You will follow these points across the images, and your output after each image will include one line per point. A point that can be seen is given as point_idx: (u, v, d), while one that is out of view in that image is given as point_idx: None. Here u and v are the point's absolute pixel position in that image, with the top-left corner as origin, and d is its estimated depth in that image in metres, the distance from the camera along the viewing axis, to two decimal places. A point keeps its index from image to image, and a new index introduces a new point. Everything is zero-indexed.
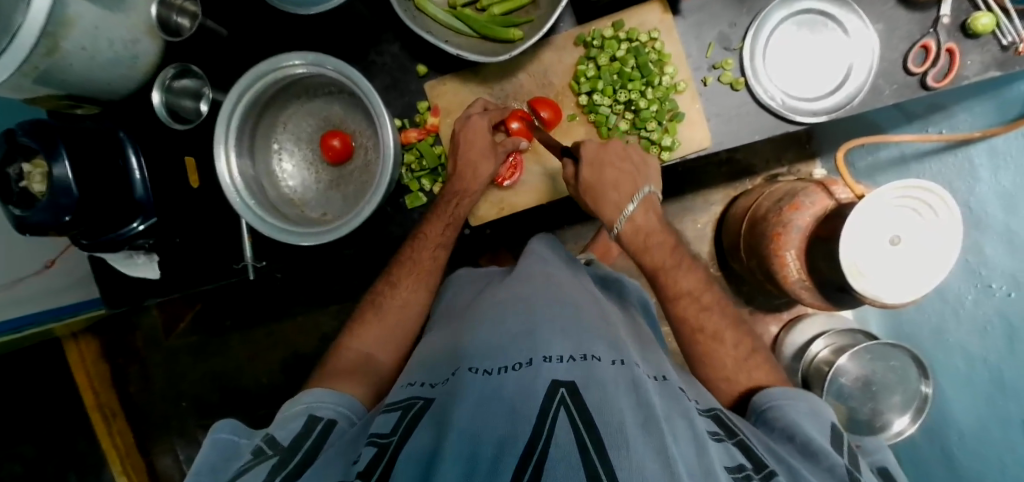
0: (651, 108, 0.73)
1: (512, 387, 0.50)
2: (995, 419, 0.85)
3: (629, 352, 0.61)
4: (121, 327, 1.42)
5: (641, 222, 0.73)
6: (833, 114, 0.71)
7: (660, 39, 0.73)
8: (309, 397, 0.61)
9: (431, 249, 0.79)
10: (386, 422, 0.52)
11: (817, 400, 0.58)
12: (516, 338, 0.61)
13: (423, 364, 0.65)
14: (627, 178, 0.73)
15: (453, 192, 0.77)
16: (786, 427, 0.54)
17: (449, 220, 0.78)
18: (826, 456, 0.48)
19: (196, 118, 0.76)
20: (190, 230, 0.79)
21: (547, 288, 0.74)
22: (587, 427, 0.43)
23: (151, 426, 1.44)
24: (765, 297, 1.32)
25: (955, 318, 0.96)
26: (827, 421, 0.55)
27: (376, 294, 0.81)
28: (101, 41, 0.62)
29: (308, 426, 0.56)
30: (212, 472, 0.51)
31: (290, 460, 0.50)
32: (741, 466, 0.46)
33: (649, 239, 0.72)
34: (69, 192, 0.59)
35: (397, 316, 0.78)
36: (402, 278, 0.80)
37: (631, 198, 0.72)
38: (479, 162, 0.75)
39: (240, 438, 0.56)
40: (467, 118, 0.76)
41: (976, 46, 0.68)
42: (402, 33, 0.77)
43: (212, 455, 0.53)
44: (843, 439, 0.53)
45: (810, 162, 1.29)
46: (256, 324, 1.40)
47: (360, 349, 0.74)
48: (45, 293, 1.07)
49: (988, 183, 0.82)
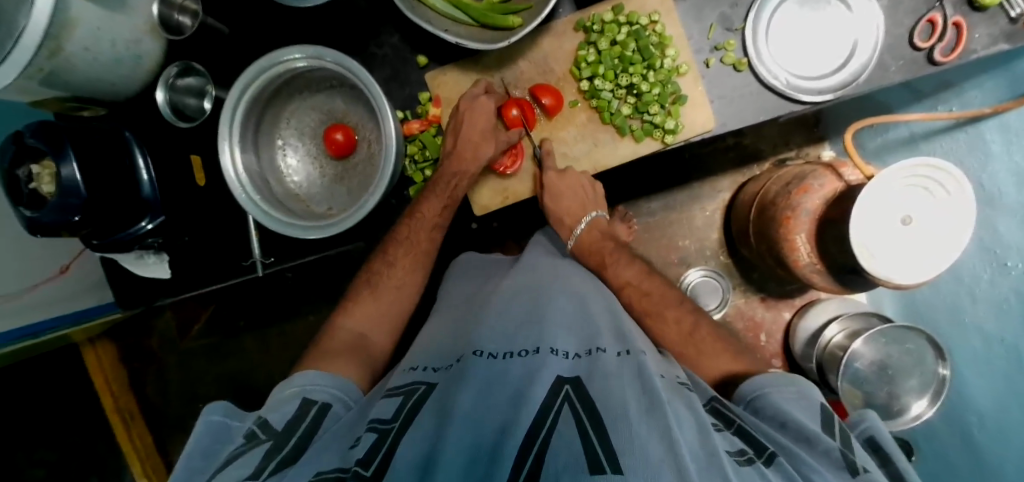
0: (654, 91, 0.73)
1: (516, 374, 0.51)
2: (1013, 399, 0.84)
3: (636, 340, 0.60)
4: (136, 330, 1.43)
5: (587, 238, 0.84)
6: (839, 92, 0.70)
7: (661, 21, 0.72)
8: (301, 380, 0.61)
9: (428, 229, 0.79)
10: (387, 407, 0.52)
11: (802, 383, 0.57)
12: (522, 326, 0.61)
13: (427, 350, 0.65)
14: (579, 203, 0.81)
15: (451, 172, 0.77)
16: (776, 412, 0.53)
17: (447, 200, 0.78)
18: (820, 439, 0.48)
19: (200, 116, 0.77)
20: (198, 229, 0.80)
21: (550, 277, 0.75)
22: (589, 416, 0.43)
23: (168, 426, 1.46)
24: (776, 283, 1.31)
25: (970, 299, 0.94)
26: (815, 404, 0.54)
27: (372, 271, 0.81)
28: (104, 42, 0.63)
29: (302, 409, 0.57)
30: (205, 457, 0.52)
31: (284, 445, 0.50)
32: (743, 451, 0.46)
33: (597, 248, 0.83)
34: (77, 192, 0.59)
35: (393, 296, 0.79)
36: (400, 257, 0.80)
37: (579, 222, 0.83)
38: (481, 144, 0.75)
39: (232, 421, 0.57)
40: (472, 98, 0.75)
41: (983, 19, 0.67)
42: (402, 25, 0.77)
43: (203, 437, 0.54)
44: (835, 422, 0.52)
45: (818, 145, 1.28)
46: (268, 323, 1.41)
47: (357, 329, 0.75)
48: (57, 299, 1.08)
49: (1000, 159, 0.81)
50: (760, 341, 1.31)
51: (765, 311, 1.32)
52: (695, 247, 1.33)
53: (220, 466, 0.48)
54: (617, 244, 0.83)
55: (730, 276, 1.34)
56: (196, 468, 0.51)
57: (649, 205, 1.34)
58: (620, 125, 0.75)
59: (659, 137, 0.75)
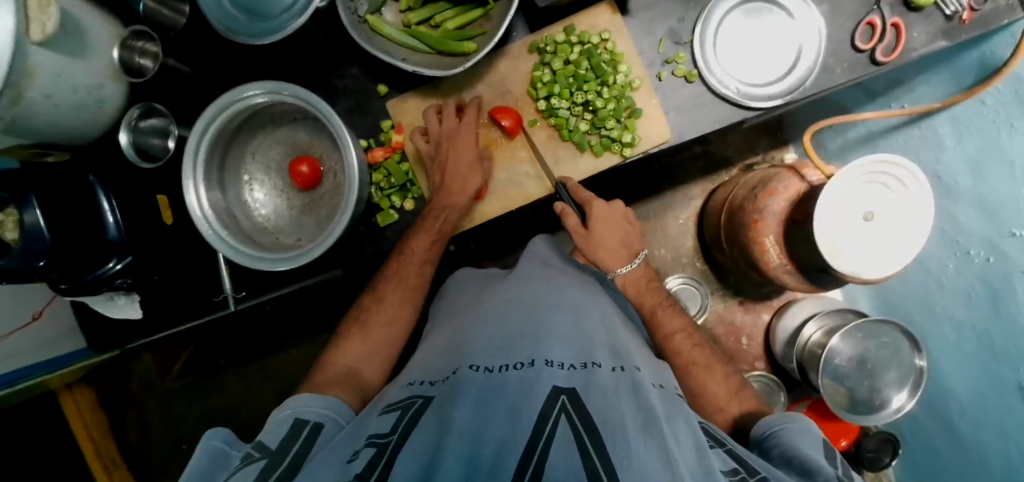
0: (609, 106, 0.75)
1: (512, 388, 0.51)
2: (987, 383, 0.86)
3: (631, 358, 0.62)
4: (115, 374, 1.41)
5: (641, 273, 0.81)
6: (788, 96, 0.72)
7: (611, 39, 0.75)
8: (294, 402, 0.60)
9: (418, 264, 0.79)
10: (385, 422, 0.52)
11: (804, 418, 0.59)
12: (516, 339, 0.62)
13: (423, 365, 0.65)
14: (632, 236, 0.81)
15: (439, 207, 0.77)
16: (782, 449, 0.54)
17: (435, 236, 0.77)
18: (820, 470, 0.49)
19: (164, 155, 0.77)
20: (168, 267, 0.80)
21: (542, 290, 0.75)
22: (587, 430, 0.44)
23: (151, 471, 1.42)
24: (753, 286, 1.33)
25: (939, 288, 0.96)
26: (816, 438, 0.57)
27: (361, 310, 0.80)
28: (65, 88, 0.63)
29: (295, 429, 0.55)
30: (202, 479, 0.49)
31: (279, 463, 0.49)
32: (736, 469, 0.47)
33: (648, 287, 0.81)
34: (40, 238, 0.59)
35: (382, 331, 0.77)
36: (387, 293, 0.80)
37: (634, 257, 0.80)
38: (468, 177, 0.76)
39: (228, 446, 0.53)
40: (449, 129, 0.76)
41: (920, 18, 0.70)
42: (361, 56, 0.79)
43: (198, 461, 0.51)
44: (832, 456, 0.54)
45: (783, 148, 1.31)
46: (249, 359, 1.40)
47: (354, 357, 0.74)
48: (33, 345, 1.06)
49: (953, 150, 0.83)
50: (742, 345, 1.32)
51: (744, 314, 1.33)
52: (672, 256, 1.35)
53: None
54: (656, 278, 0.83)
55: (707, 281, 1.35)
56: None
57: None
58: (579, 141, 0.77)
59: (618, 151, 0.77)
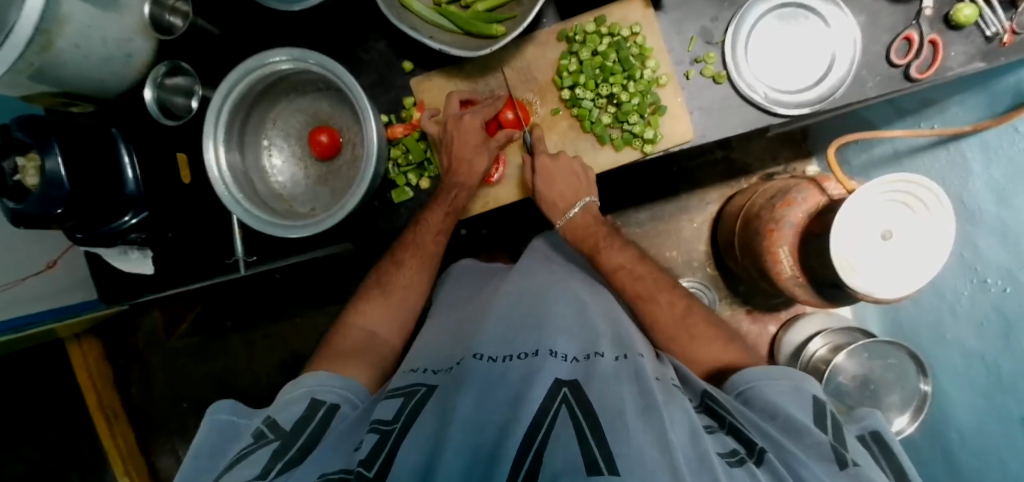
0: (633, 101, 0.74)
1: (514, 376, 0.52)
2: (991, 414, 0.84)
3: (634, 346, 0.60)
4: (123, 329, 1.44)
5: (580, 221, 0.82)
6: (816, 106, 0.71)
7: (642, 33, 0.74)
8: (311, 380, 0.62)
9: (434, 233, 0.79)
10: (387, 408, 0.53)
11: (796, 374, 0.57)
12: (521, 328, 0.62)
13: (428, 352, 0.66)
14: (573, 189, 0.78)
15: (449, 186, 0.77)
16: (767, 401, 0.53)
17: (449, 209, 0.77)
18: (810, 432, 0.48)
19: (186, 114, 0.78)
20: (182, 224, 0.80)
21: (549, 281, 0.74)
22: (587, 418, 0.44)
23: (151, 426, 1.45)
24: (763, 297, 1.31)
25: (952, 316, 0.94)
26: (809, 397, 0.54)
27: (382, 272, 0.83)
28: (93, 40, 0.64)
29: (310, 410, 0.57)
30: (211, 456, 0.53)
31: (292, 444, 0.52)
32: (735, 451, 0.46)
33: (587, 232, 0.82)
34: (60, 186, 0.61)
35: (402, 295, 0.80)
36: (407, 260, 0.81)
37: (574, 205, 0.80)
38: (473, 158, 0.75)
39: (240, 419, 0.58)
40: (460, 119, 0.76)
41: (959, 37, 0.68)
42: (388, 32, 0.79)
43: (213, 435, 0.55)
44: (825, 413, 0.52)
45: (805, 160, 1.29)
46: (255, 324, 1.42)
47: (368, 328, 0.77)
48: (49, 293, 1.08)
49: (981, 177, 0.81)
50: None
51: (751, 324, 1.32)
52: (682, 260, 1.34)
53: (229, 464, 0.50)
54: (609, 229, 0.83)
55: (717, 288, 1.34)
56: (207, 464, 0.52)
57: (637, 215, 1.35)
58: (600, 133, 0.77)
59: (639, 146, 0.76)
